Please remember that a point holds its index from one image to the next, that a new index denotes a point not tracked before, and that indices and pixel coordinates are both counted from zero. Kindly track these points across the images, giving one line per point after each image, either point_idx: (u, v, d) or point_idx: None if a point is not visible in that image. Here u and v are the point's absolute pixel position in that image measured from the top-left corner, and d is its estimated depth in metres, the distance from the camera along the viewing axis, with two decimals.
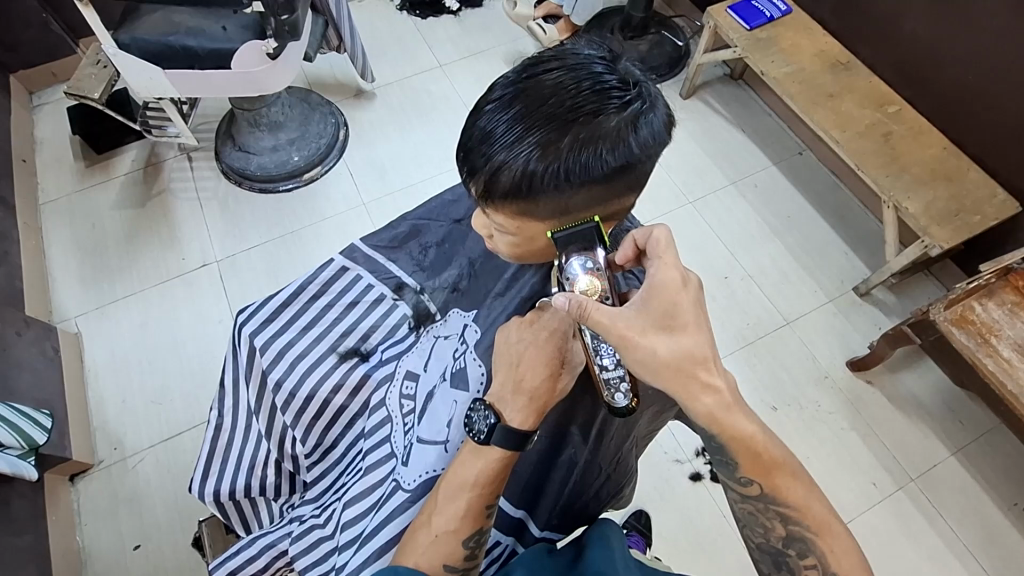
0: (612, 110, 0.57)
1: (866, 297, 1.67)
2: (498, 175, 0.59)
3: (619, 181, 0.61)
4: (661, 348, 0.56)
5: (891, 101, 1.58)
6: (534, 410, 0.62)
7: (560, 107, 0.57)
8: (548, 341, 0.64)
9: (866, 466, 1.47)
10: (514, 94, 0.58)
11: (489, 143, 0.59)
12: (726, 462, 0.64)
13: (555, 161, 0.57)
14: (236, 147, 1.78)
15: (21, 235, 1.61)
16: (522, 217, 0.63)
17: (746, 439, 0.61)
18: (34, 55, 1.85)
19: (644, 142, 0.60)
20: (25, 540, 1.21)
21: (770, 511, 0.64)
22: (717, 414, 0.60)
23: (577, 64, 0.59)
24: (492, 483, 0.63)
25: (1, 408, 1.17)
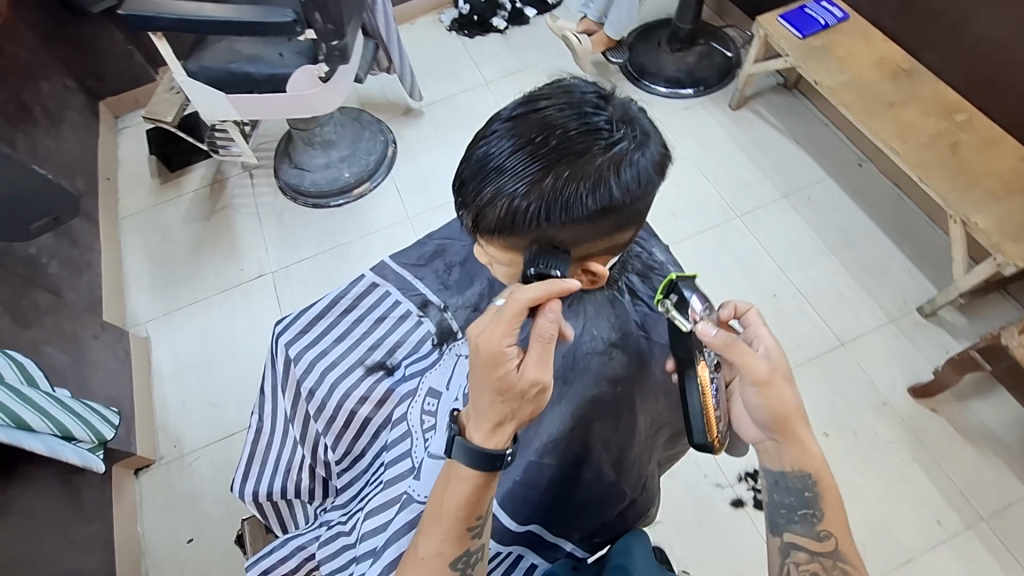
0: (597, 150, 0.58)
1: (931, 317, 1.55)
2: (483, 211, 0.60)
3: (606, 221, 0.60)
4: (788, 395, 0.67)
5: (959, 108, 1.48)
6: (485, 429, 0.60)
7: (545, 147, 0.57)
8: (488, 360, 0.56)
9: (930, 502, 1.36)
10: (503, 132, 0.59)
11: (476, 179, 0.60)
12: (809, 513, 0.70)
13: (537, 200, 0.58)
14: (293, 165, 1.89)
15: (102, 246, 1.77)
16: (509, 250, 0.64)
17: (829, 489, 0.70)
18: (120, 83, 2.04)
19: (629, 183, 0.59)
20: (92, 527, 1.32)
21: (837, 569, 0.67)
22: (810, 461, 0.70)
23: (568, 102, 0.59)
24: (464, 509, 0.62)
25: (76, 404, 1.29)
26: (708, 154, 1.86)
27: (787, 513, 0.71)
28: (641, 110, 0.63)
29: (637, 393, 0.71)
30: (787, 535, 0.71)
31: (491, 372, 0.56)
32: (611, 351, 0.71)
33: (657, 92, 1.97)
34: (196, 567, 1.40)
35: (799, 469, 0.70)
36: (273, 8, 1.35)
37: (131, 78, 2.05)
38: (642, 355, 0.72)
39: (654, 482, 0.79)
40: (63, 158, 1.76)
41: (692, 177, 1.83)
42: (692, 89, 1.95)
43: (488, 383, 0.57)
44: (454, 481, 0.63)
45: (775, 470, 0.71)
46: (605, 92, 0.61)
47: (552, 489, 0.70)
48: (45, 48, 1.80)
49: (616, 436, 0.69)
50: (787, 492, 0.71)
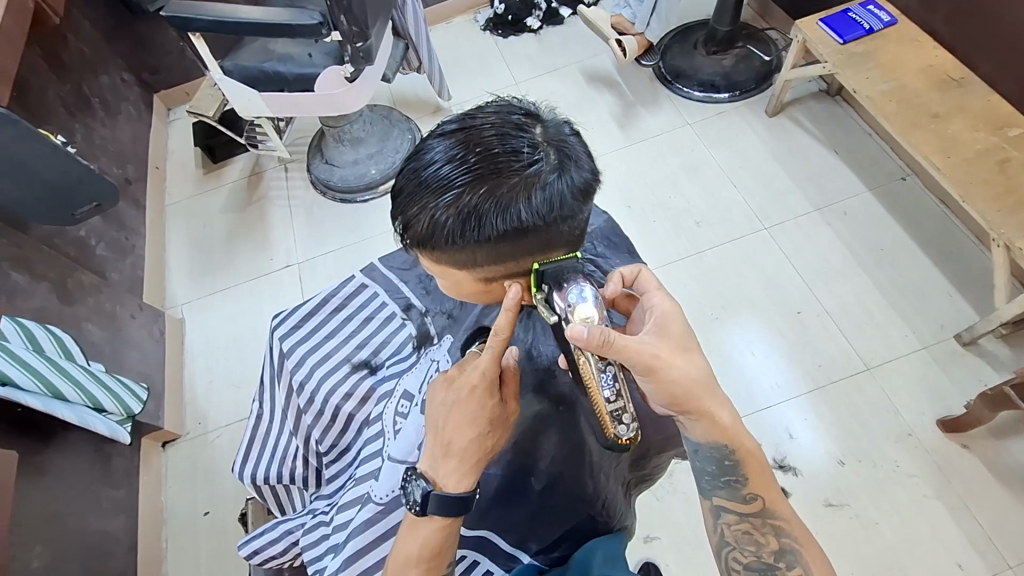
0: (511, 170, 0.57)
1: (969, 346, 1.45)
2: (408, 223, 0.61)
3: (524, 242, 0.60)
4: (687, 369, 0.61)
5: (1013, 122, 1.36)
6: (465, 473, 0.63)
7: (462, 164, 0.58)
8: (468, 400, 0.62)
9: (951, 543, 1.28)
10: (429, 148, 0.60)
11: (403, 192, 0.61)
12: (732, 480, 0.66)
13: (451, 217, 0.58)
14: (324, 160, 1.95)
15: (147, 231, 1.89)
16: (437, 263, 0.65)
17: (748, 454, 0.65)
18: (173, 77, 2.16)
19: (546, 205, 0.58)
20: (119, 493, 1.43)
21: (766, 525, 0.67)
22: (724, 432, 0.64)
23: (493, 121, 0.59)
24: (437, 552, 0.64)
25: (108, 379, 1.39)
26: (738, 162, 1.80)
27: (710, 481, 0.67)
28: (574, 133, 0.62)
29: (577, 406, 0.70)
30: (715, 499, 0.68)
31: (478, 407, 0.62)
32: (557, 368, 0.71)
33: (690, 96, 1.91)
34: (211, 539, 1.49)
35: (713, 441, 0.64)
36: (302, 11, 1.40)
37: (182, 72, 2.17)
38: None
39: (621, 500, 0.75)
40: (117, 147, 1.89)
41: (719, 186, 1.77)
42: (726, 94, 1.88)
43: (481, 417, 0.62)
44: (423, 528, 0.64)
45: (691, 442, 0.66)
46: (535, 112, 0.61)
47: (501, 501, 0.70)
48: (104, 44, 1.93)
49: (561, 449, 0.69)
50: (706, 461, 0.66)
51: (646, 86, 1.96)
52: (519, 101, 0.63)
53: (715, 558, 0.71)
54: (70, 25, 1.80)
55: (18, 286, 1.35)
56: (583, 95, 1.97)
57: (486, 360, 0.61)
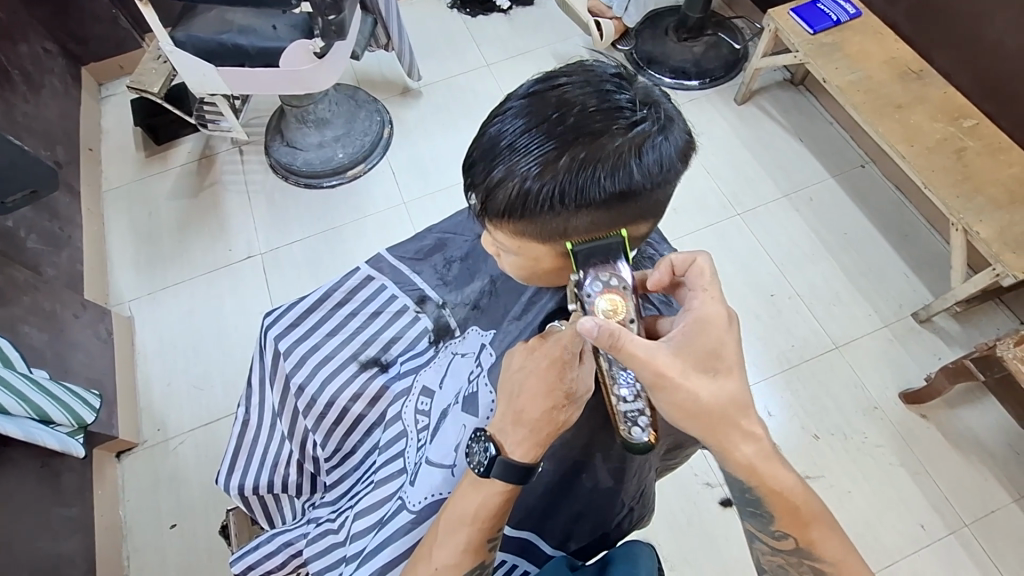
0: (618, 127, 0.54)
1: (926, 323, 1.56)
2: (494, 193, 0.56)
3: (625, 207, 0.56)
4: (703, 392, 0.52)
5: (967, 114, 1.46)
6: (534, 444, 0.58)
7: (562, 124, 0.53)
8: (548, 370, 0.57)
9: (915, 507, 1.37)
10: (520, 109, 0.55)
11: (491, 158, 0.56)
12: (759, 514, 0.60)
13: (549, 181, 0.53)
14: (285, 143, 1.83)
15: (84, 220, 1.70)
16: (519, 237, 0.59)
17: (780, 493, 0.58)
18: (104, 49, 1.95)
19: (650, 167, 0.55)
20: (72, 511, 1.29)
21: (803, 564, 0.61)
22: (752, 468, 0.56)
23: (588, 80, 0.55)
24: (494, 518, 0.60)
25: (54, 387, 1.25)
26: (710, 149, 1.83)
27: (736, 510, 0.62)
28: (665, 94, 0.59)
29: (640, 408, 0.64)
30: (748, 528, 0.63)
31: (554, 376, 0.57)
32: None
33: (662, 82, 1.93)
34: (179, 552, 1.38)
35: (738, 475, 0.58)
36: None
37: (116, 44, 1.96)
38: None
39: (653, 489, 0.74)
40: (43, 126, 1.68)
41: (693, 173, 1.80)
42: (697, 81, 1.91)
43: (557, 389, 0.57)
44: (482, 493, 0.59)
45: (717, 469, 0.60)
46: (627, 72, 0.58)
47: (548, 497, 0.67)
48: (22, 8, 1.70)
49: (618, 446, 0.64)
50: (734, 491, 0.60)
51: None
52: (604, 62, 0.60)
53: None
54: None
55: None
56: None
57: (569, 331, 0.55)
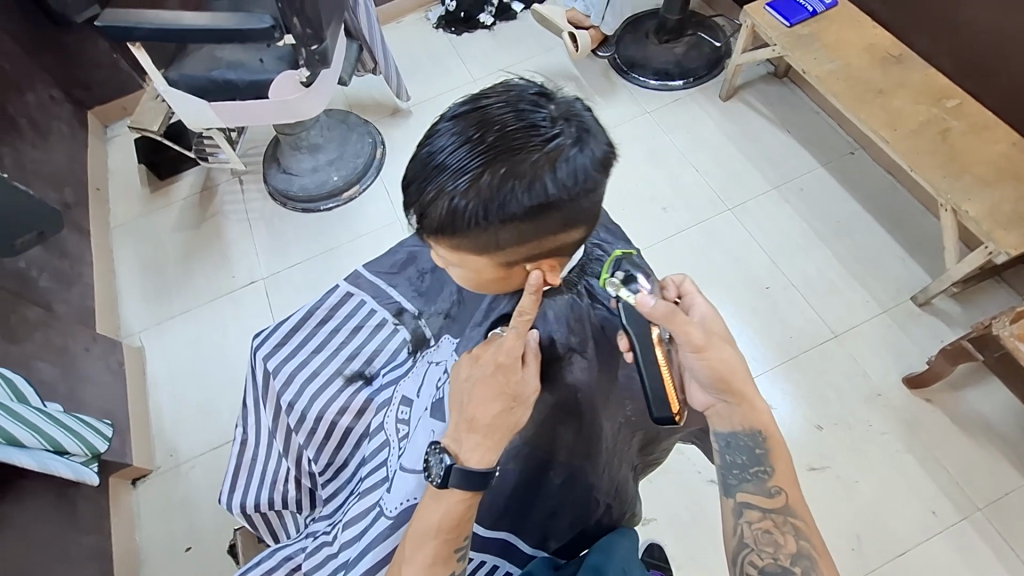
0: (532, 144, 0.54)
1: (925, 306, 1.54)
2: (424, 212, 0.59)
3: (548, 218, 0.57)
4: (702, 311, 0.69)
5: (950, 94, 1.45)
6: (489, 446, 0.62)
7: (479, 144, 0.55)
8: (496, 375, 0.61)
9: (924, 494, 1.35)
10: (442, 129, 0.57)
11: (418, 179, 0.58)
12: (752, 465, 0.71)
13: (471, 200, 0.56)
14: (281, 170, 1.89)
15: (94, 257, 1.77)
16: (456, 251, 0.62)
17: (771, 437, 0.71)
18: (107, 92, 2.04)
19: (568, 179, 0.56)
20: (89, 539, 1.34)
21: (786, 524, 0.69)
22: (758, 417, 0.70)
23: (506, 97, 0.56)
24: (457, 526, 0.63)
25: (67, 418, 1.29)
26: (697, 147, 1.84)
27: (738, 474, 0.71)
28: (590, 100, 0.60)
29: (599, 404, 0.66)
30: (740, 495, 0.72)
31: (504, 380, 0.61)
32: (571, 354, 0.66)
33: (646, 85, 1.95)
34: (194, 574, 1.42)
35: (749, 427, 0.71)
36: (250, 14, 1.35)
37: (117, 87, 2.05)
38: (603, 367, 0.66)
39: (631, 485, 0.76)
40: (51, 170, 1.76)
41: (683, 172, 1.81)
42: (681, 81, 1.93)
43: (506, 392, 0.61)
44: (443, 501, 0.62)
45: (727, 432, 0.71)
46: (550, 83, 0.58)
47: (519, 499, 0.68)
48: (27, 59, 1.79)
49: (579, 442, 0.65)
50: (738, 452, 0.71)
51: (602, 77, 1.99)
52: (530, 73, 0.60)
53: (729, 563, 0.70)
54: None
55: None
56: None
57: (510, 338, 0.61)
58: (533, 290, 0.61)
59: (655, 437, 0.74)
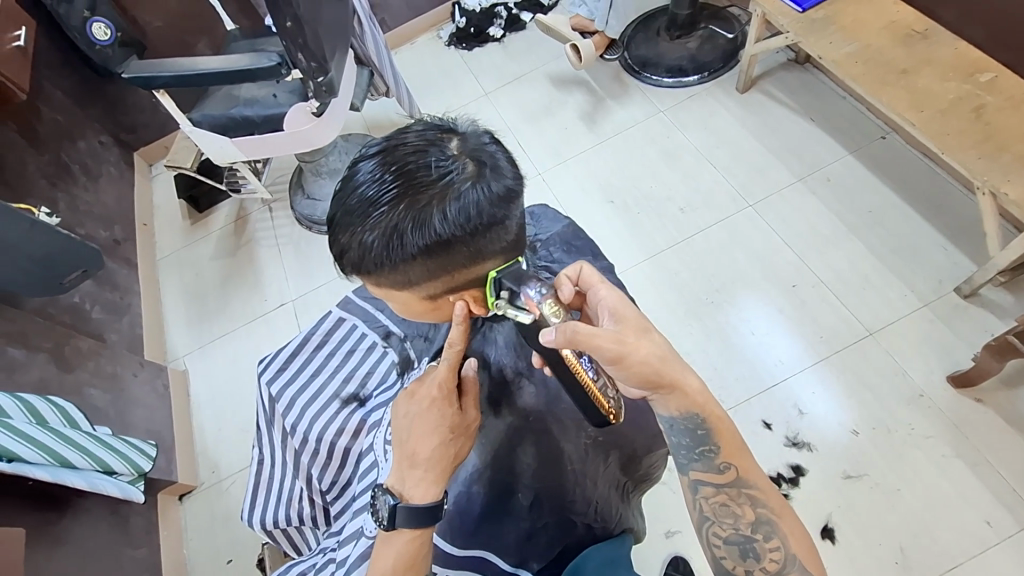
0: (425, 184, 0.60)
1: (971, 297, 1.43)
2: (342, 252, 0.64)
3: (450, 252, 0.62)
4: (609, 299, 0.67)
5: (984, 67, 1.35)
6: (432, 479, 0.65)
7: (379, 186, 0.60)
8: (429, 410, 0.65)
9: (978, 502, 1.24)
10: (352, 174, 0.63)
11: (335, 221, 0.64)
12: (703, 449, 0.67)
13: (376, 238, 0.61)
14: (305, 196, 1.97)
15: (141, 287, 1.91)
16: (378, 286, 0.67)
17: (718, 420, 0.66)
18: (150, 134, 2.20)
19: (464, 215, 0.60)
20: (140, 552, 1.44)
21: (742, 495, 0.67)
22: (695, 401, 0.64)
23: (407, 141, 0.62)
24: (412, 565, 0.64)
25: (115, 441, 1.40)
26: (714, 143, 1.78)
27: (688, 455, 0.68)
28: (493, 140, 0.65)
29: (553, 423, 0.70)
30: (692, 472, 0.69)
31: (436, 416, 0.65)
32: (519, 380, 0.73)
33: (660, 83, 1.90)
34: None
35: (686, 412, 0.65)
36: (260, 54, 1.43)
37: (158, 128, 2.20)
38: (550, 388, 0.71)
39: (617, 505, 0.75)
40: (102, 210, 1.91)
41: (700, 169, 1.75)
42: (695, 76, 1.88)
43: (442, 424, 0.65)
44: (395, 538, 0.65)
45: (665, 418, 0.67)
46: (451, 127, 0.64)
47: (490, 521, 0.68)
48: (78, 110, 1.94)
49: (539, 463, 0.70)
50: (681, 435, 0.67)
51: (615, 80, 1.96)
52: (438, 119, 0.66)
53: (696, 534, 0.71)
54: (42, 96, 1.80)
55: (17, 360, 1.36)
56: (554, 97, 1.97)
57: (442, 370, 0.66)
58: (462, 320, 0.66)
59: (633, 457, 0.74)
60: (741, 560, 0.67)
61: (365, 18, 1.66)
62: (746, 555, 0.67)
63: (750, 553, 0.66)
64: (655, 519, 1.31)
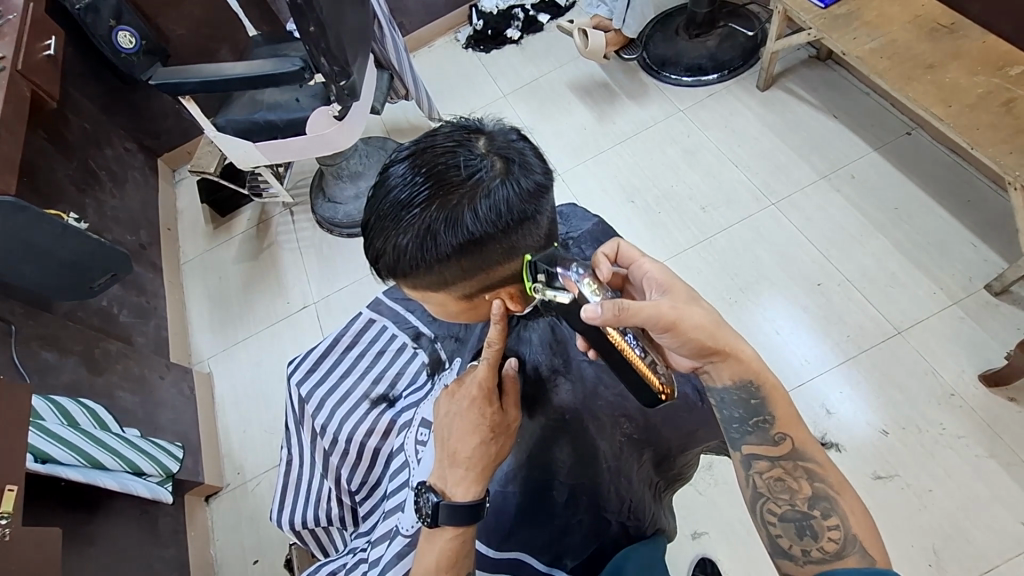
0: (456, 183, 0.60)
1: (1003, 294, 1.40)
2: (378, 255, 0.65)
3: (483, 250, 0.62)
4: (654, 270, 0.68)
5: (1013, 61, 1.33)
6: (472, 479, 0.65)
7: (411, 188, 0.60)
8: (469, 409, 0.66)
9: (1014, 503, 1.22)
10: (383, 178, 0.63)
11: (369, 226, 0.64)
12: (758, 421, 0.66)
13: (410, 240, 0.61)
14: (326, 199, 1.99)
15: (167, 291, 1.94)
16: (413, 287, 0.68)
17: (773, 390, 0.66)
18: (174, 140, 2.24)
19: (495, 212, 0.60)
20: (168, 552, 1.46)
21: (798, 469, 0.66)
22: (750, 368, 0.65)
23: (436, 143, 0.62)
24: (453, 564, 0.65)
25: (143, 442, 1.42)
26: (736, 141, 1.77)
27: (740, 428, 0.67)
28: (519, 138, 0.65)
29: (589, 421, 0.70)
30: (745, 447, 0.68)
31: (477, 414, 0.65)
32: (556, 377, 0.72)
33: (679, 82, 1.90)
34: None
35: (739, 380, 0.65)
36: (283, 59, 1.45)
37: (181, 134, 2.24)
38: (587, 385, 0.71)
39: (651, 503, 0.75)
40: (128, 216, 1.94)
41: (721, 168, 1.74)
42: (715, 74, 1.87)
43: (482, 424, 0.65)
44: (436, 536, 0.65)
45: (717, 389, 0.67)
46: (478, 127, 0.65)
47: (525, 520, 0.69)
48: (104, 117, 1.98)
49: (575, 462, 0.70)
50: (733, 407, 0.67)
51: (633, 79, 1.96)
52: (464, 120, 0.67)
53: (749, 512, 0.69)
54: (70, 104, 1.84)
55: (49, 363, 1.39)
56: (572, 98, 1.98)
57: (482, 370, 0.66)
58: (498, 319, 0.66)
59: (668, 455, 0.74)
60: (798, 538, 0.64)
61: (385, 21, 1.67)
62: (803, 532, 0.64)
63: (806, 531, 0.64)
64: (682, 518, 1.30)
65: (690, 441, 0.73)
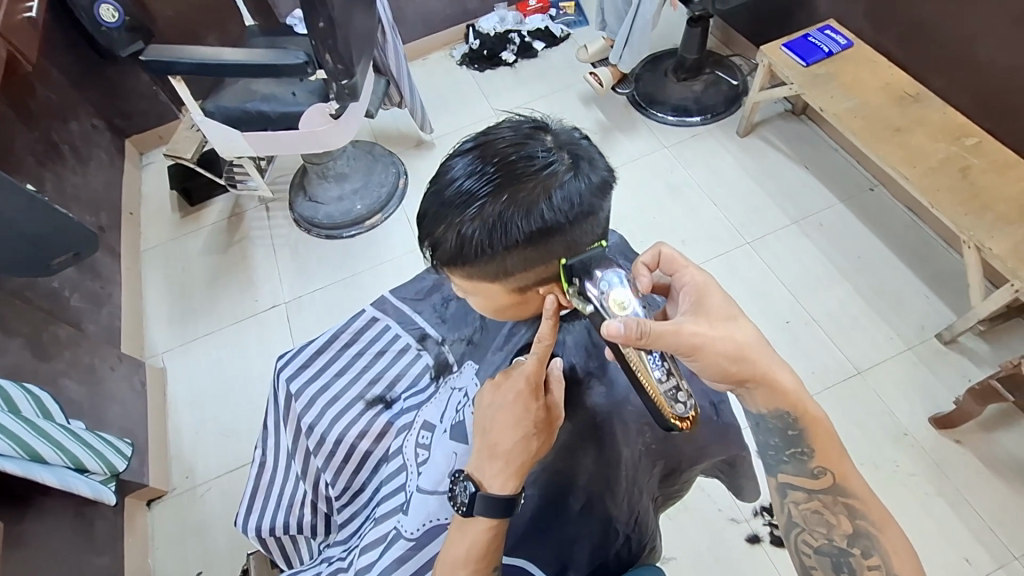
0: (527, 173, 0.61)
1: (952, 344, 1.52)
2: (440, 244, 0.65)
3: (551, 241, 0.63)
4: (698, 276, 0.71)
5: (969, 132, 1.47)
6: (511, 474, 0.64)
7: (482, 178, 0.62)
8: (515, 402, 0.64)
9: (958, 541, 1.29)
10: (451, 168, 0.64)
11: (431, 214, 0.65)
12: (798, 453, 0.70)
13: (477, 228, 0.62)
14: (307, 198, 1.96)
15: (123, 278, 1.82)
16: (467, 279, 0.68)
17: (812, 421, 0.69)
18: (145, 122, 2.14)
19: (565, 203, 0.62)
20: (103, 560, 1.34)
21: (838, 503, 0.69)
22: (782, 396, 0.67)
23: (504, 135, 0.64)
24: (484, 557, 0.65)
25: (89, 436, 1.31)
26: (715, 181, 1.86)
27: (777, 456, 0.71)
28: (584, 136, 0.67)
29: (615, 427, 0.69)
30: (782, 477, 0.72)
31: (521, 407, 0.64)
32: (590, 380, 0.71)
33: (665, 120, 1.99)
34: None
35: (774, 408, 0.68)
36: (286, 50, 1.42)
37: (155, 117, 2.15)
38: (618, 391, 0.70)
39: (651, 518, 0.77)
40: (89, 195, 1.83)
41: (701, 206, 1.82)
42: (699, 117, 1.97)
43: (526, 419, 0.64)
44: (470, 529, 0.65)
45: (755, 413, 0.70)
46: (543, 124, 0.66)
47: (541, 522, 0.72)
48: (74, 90, 1.88)
49: (598, 469, 0.70)
50: (769, 434, 0.71)
51: (621, 113, 2.04)
52: (527, 118, 0.69)
53: (786, 543, 0.74)
54: (40, 72, 1.73)
55: None
56: None
57: (531, 364, 0.65)
58: (550, 316, 0.64)
59: (681, 467, 0.74)
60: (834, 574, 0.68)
61: (389, 28, 1.67)
62: (840, 568, 0.68)
63: (843, 566, 0.68)
64: None
65: (710, 453, 0.74)
